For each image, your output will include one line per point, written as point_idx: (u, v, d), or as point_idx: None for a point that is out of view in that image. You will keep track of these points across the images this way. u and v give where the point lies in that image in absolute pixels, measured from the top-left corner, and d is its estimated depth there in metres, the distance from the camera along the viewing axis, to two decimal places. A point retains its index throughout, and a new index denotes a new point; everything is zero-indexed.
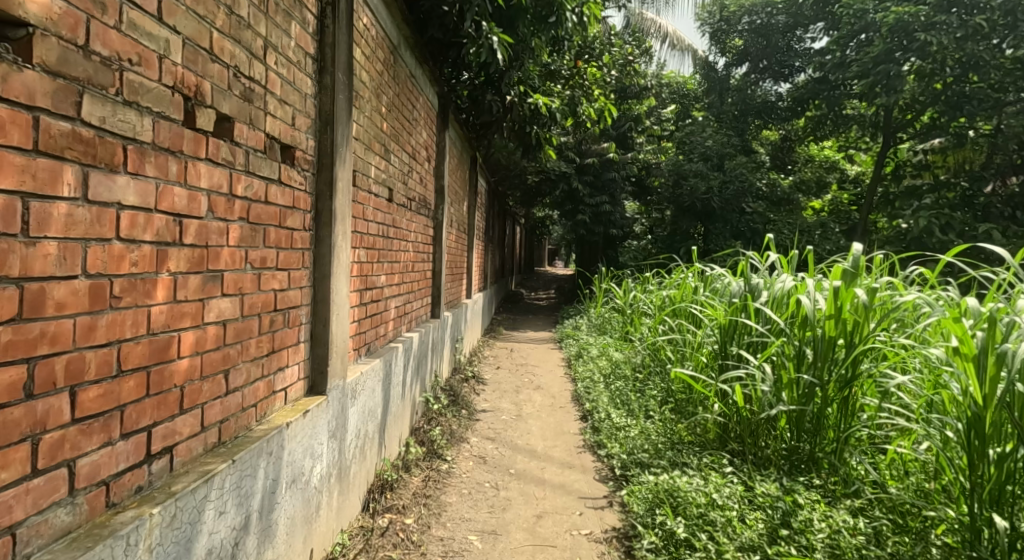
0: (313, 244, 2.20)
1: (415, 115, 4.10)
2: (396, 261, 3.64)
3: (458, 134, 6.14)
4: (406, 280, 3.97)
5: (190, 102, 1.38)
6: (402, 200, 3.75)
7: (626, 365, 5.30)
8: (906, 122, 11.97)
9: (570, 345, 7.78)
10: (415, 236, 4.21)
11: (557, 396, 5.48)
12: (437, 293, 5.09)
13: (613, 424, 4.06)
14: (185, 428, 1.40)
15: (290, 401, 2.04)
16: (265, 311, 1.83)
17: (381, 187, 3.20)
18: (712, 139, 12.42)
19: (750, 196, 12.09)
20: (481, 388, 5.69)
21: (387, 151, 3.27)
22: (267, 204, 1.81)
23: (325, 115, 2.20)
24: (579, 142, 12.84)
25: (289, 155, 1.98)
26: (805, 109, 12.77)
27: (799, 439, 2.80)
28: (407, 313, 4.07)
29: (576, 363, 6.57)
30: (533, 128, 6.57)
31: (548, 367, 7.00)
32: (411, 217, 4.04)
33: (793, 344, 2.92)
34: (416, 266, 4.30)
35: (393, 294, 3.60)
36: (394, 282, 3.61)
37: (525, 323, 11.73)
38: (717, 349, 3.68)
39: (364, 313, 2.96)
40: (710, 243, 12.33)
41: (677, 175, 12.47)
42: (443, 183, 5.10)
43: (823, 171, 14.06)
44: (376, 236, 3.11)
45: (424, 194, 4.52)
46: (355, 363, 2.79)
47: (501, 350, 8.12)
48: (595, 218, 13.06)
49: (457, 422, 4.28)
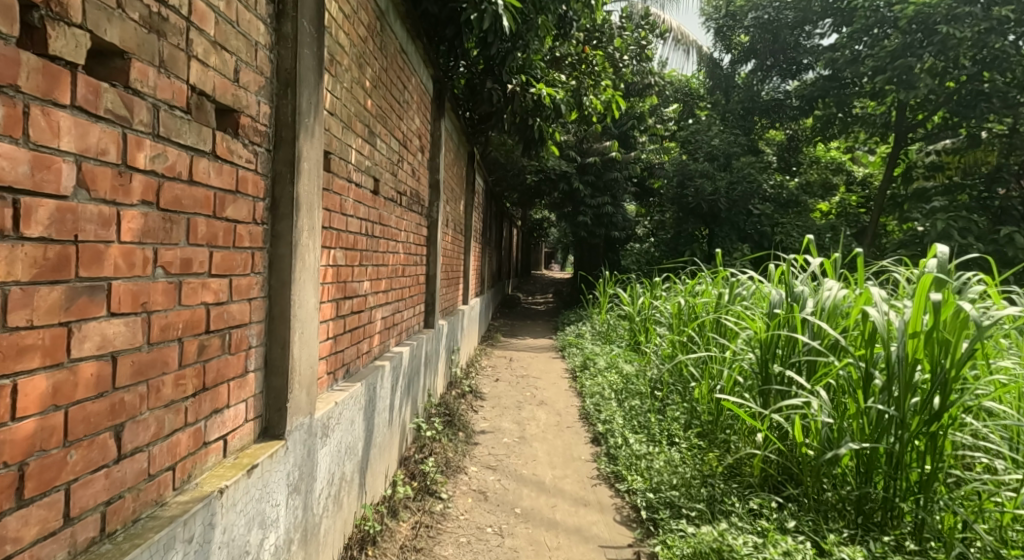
0: (268, 242, 1.69)
1: (407, 97, 3.61)
2: (383, 264, 3.13)
3: (455, 125, 5.65)
4: (396, 286, 3.47)
5: (38, 12, 0.90)
6: (391, 194, 3.25)
7: (641, 381, 4.82)
8: (918, 122, 11.59)
9: (574, 355, 7.29)
10: (406, 236, 3.70)
11: (563, 415, 4.98)
12: (431, 300, 4.58)
13: (633, 452, 3.57)
14: (30, 528, 0.90)
15: (232, 453, 1.52)
16: (191, 334, 1.33)
17: (364, 177, 2.69)
18: (718, 138, 11.98)
19: (758, 197, 11.65)
20: (479, 405, 5.18)
21: (371, 133, 2.77)
22: (193, 185, 1.29)
23: (284, 74, 1.70)
24: (581, 141, 12.38)
25: (230, 122, 1.47)
26: (813, 108, 12.37)
27: (872, 486, 2.32)
28: (398, 324, 3.57)
29: (582, 376, 6.08)
30: (537, 120, 6.11)
31: (550, 380, 6.49)
32: (401, 215, 3.55)
33: (860, 367, 2.43)
34: (407, 269, 3.79)
35: (380, 302, 3.10)
36: (381, 288, 3.10)
37: (524, 329, 11.23)
38: (755, 368, 3.21)
39: (342, 327, 2.45)
40: (715, 246, 11.90)
41: (682, 176, 12.03)
42: (439, 177, 4.61)
43: (830, 173, 13.65)
44: (357, 234, 2.60)
45: (418, 189, 4.03)
46: (329, 391, 2.28)
47: (500, 360, 7.60)
48: (596, 220, 12.59)
49: (453, 448, 3.77)
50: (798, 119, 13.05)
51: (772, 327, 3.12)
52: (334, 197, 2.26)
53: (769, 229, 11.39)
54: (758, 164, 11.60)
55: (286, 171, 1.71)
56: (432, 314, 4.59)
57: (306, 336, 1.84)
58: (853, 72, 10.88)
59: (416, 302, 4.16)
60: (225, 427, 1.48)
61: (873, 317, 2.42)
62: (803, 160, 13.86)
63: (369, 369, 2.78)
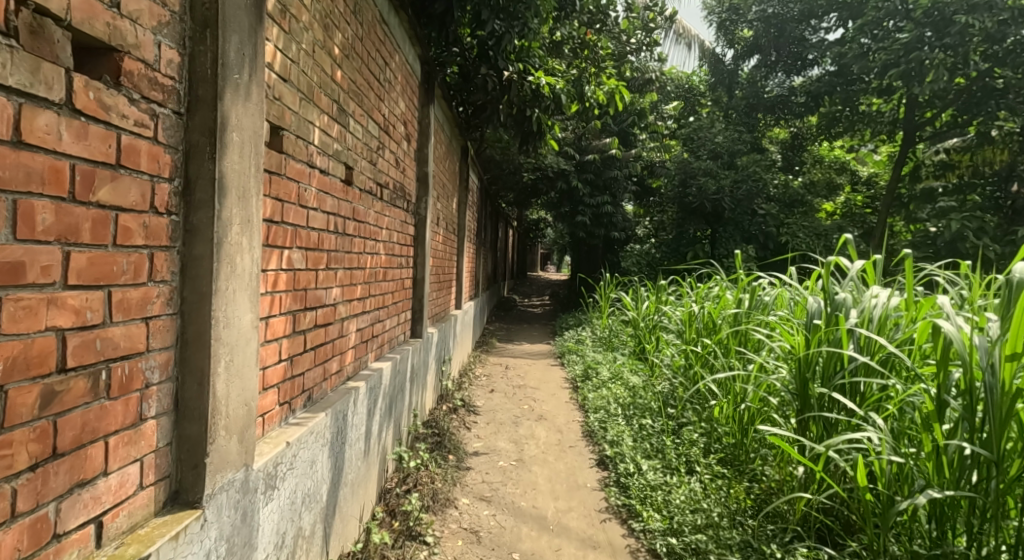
0: (178, 240, 1.24)
1: (389, 76, 3.17)
2: (359, 267, 2.68)
3: (445, 115, 5.21)
4: (376, 292, 3.03)
5: None
6: (368, 185, 2.80)
7: (650, 396, 4.39)
8: (926, 119, 11.25)
9: (575, 363, 6.85)
10: (388, 234, 3.26)
11: (564, 433, 4.54)
12: (418, 306, 4.12)
13: (648, 482, 3.14)
14: None
15: (114, 541, 1.07)
16: (27, 378, 0.89)
17: (332, 161, 2.24)
18: (722, 135, 11.57)
19: (762, 196, 11.25)
20: (473, 421, 4.72)
21: (341, 110, 2.33)
22: (20, 150, 0.86)
23: (200, 9, 1.24)
24: (579, 138, 11.97)
25: (110, 66, 1.04)
26: (819, 105, 12.01)
27: (955, 543, 1.89)
28: (378, 334, 3.12)
29: (584, 387, 5.65)
30: (535, 111, 5.70)
31: (550, 391, 6.05)
32: (382, 212, 3.11)
33: (933, 393, 1.99)
34: (390, 272, 3.35)
35: (354, 313, 2.65)
36: (356, 296, 2.65)
37: (520, 333, 10.78)
38: (793, 388, 2.78)
39: (301, 344, 1.99)
40: (718, 247, 11.50)
41: (684, 174, 11.63)
42: (428, 171, 4.16)
43: (831, 172, 13.14)
44: (321, 232, 2.15)
45: (402, 182, 3.58)
46: (281, 426, 1.82)
47: (495, 369, 7.15)
48: (595, 220, 12.16)
49: (443, 476, 3.32)
50: (802, 116, 12.67)
51: (812, 341, 2.69)
52: (284, 182, 1.81)
53: (775, 230, 10.99)
54: (762, 162, 11.22)
55: (205, 142, 1.26)
56: (421, 321, 4.15)
57: (240, 363, 1.39)
58: (861, 67, 10.53)
59: (402, 309, 3.71)
60: (100, 505, 1.03)
61: (949, 332, 1.98)
62: (807, 159, 13.49)
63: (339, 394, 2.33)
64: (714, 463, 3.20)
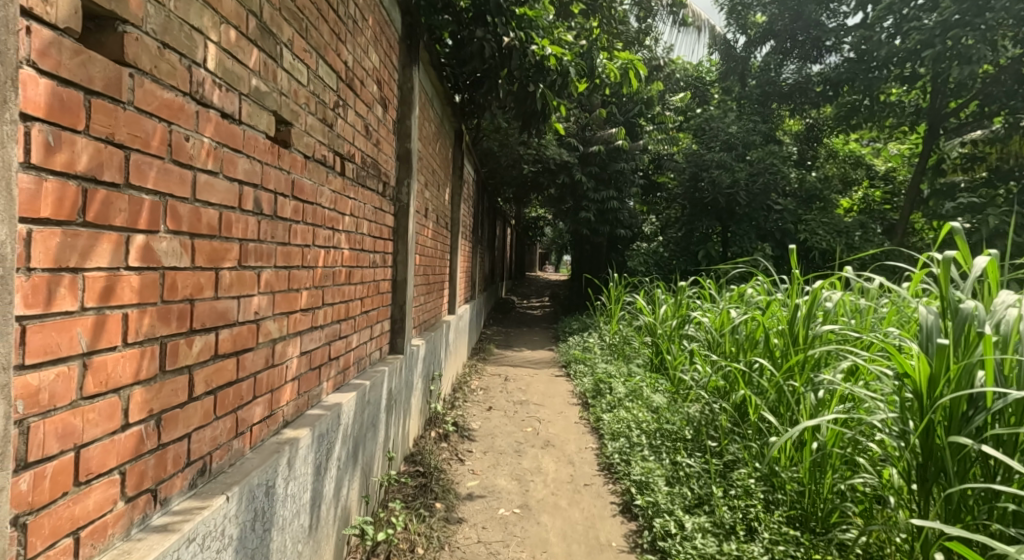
0: None
1: (357, 13, 2.42)
2: (303, 266, 1.92)
3: (433, 89, 4.47)
4: (335, 299, 2.28)
5: None
6: (319, 153, 2.04)
7: (679, 421, 3.67)
8: (952, 110, 10.64)
9: (583, 377, 6.13)
10: (355, 222, 2.51)
11: (577, 466, 3.79)
12: (397, 313, 3.34)
13: (696, 549, 2.42)
14: None
15: None
16: None
17: (243, 104, 1.46)
18: (736, 124, 10.83)
19: (778, 191, 10.62)
20: (468, 452, 3.96)
21: (266, 32, 1.57)
22: None
23: None
24: (582, 128, 11.25)
25: None
26: (837, 94, 11.31)
27: None
28: (339, 354, 2.37)
29: (596, 406, 4.93)
30: (538, 87, 5.09)
31: (555, 408, 5.32)
32: (344, 193, 2.35)
33: None
34: (358, 271, 2.59)
35: (297, 330, 1.90)
36: (299, 307, 1.90)
37: (520, 338, 10.05)
38: (908, 433, 2.05)
39: (184, 391, 1.23)
40: (731, 246, 10.78)
41: (694, 167, 10.89)
42: (412, 148, 3.40)
43: (850, 168, 12.64)
44: (223, 210, 1.38)
45: (375, 159, 2.82)
46: (127, 542, 1.06)
47: (493, 383, 6.40)
48: (599, 217, 11.42)
49: (426, 538, 2.58)
50: (819, 106, 11.95)
51: (937, 370, 1.93)
52: (132, 118, 1.04)
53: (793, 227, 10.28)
54: (779, 154, 10.52)
55: None
56: (405, 333, 3.40)
57: None
58: (887, 51, 9.84)
59: (376, 319, 2.96)
60: None
61: None
62: (822, 152, 12.76)
63: (264, 453, 1.57)
64: (780, 523, 2.48)
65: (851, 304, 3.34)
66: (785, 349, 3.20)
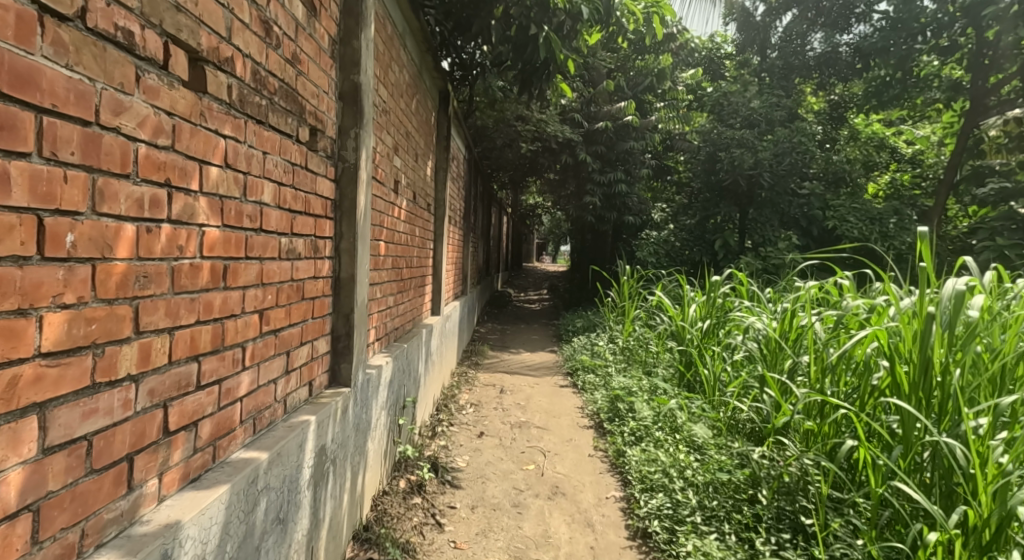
0: None
1: None
2: (33, 258, 0.85)
3: (405, 24, 3.41)
4: (180, 319, 1.22)
5: None
6: (100, 14, 0.95)
7: (742, 475, 2.70)
8: (995, 85, 9.45)
9: (595, 390, 5.15)
10: (236, 183, 1.45)
11: (599, 533, 2.77)
12: (335, 327, 2.29)
13: None
14: None
15: None
16: None
17: None
18: (758, 99, 9.81)
19: (802, 174, 9.65)
20: (450, 510, 2.92)
21: None
22: None
23: None
24: (587, 103, 10.20)
25: None
26: (867, 67, 10.28)
27: None
28: (200, 417, 1.31)
29: (617, 435, 3.94)
30: (542, 29, 4.11)
31: (564, 434, 4.31)
32: (196, 122, 1.26)
33: None
34: (247, 267, 1.53)
35: (28, 402, 0.84)
36: (29, 352, 0.85)
37: (518, 336, 9.02)
38: None
39: None
40: (752, 234, 9.74)
41: (711, 146, 9.91)
42: (365, 83, 2.33)
43: (874, 151, 11.35)
44: None
45: (287, 83, 1.75)
46: None
47: (486, 398, 5.35)
48: (606, 202, 10.33)
49: None
50: (848, 81, 10.89)
51: None
52: None
53: (821, 213, 9.31)
54: (806, 132, 9.50)
55: None
56: (358, 355, 2.37)
57: None
58: None
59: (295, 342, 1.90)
60: None
61: None
62: (845, 133, 11.70)
63: None
64: None
65: (995, 315, 2.36)
66: (912, 385, 2.21)
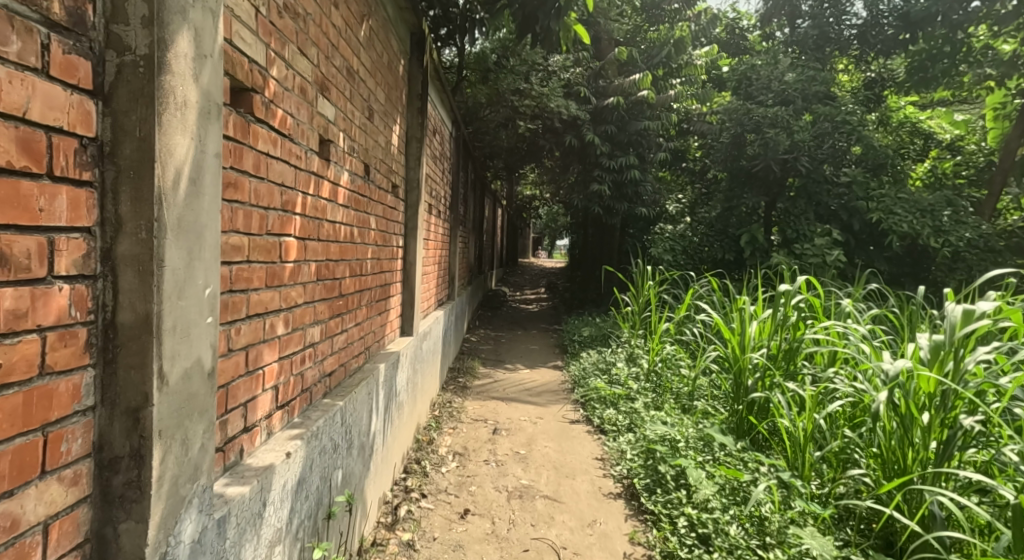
0: None
1: None
2: None
3: None
4: None
5: None
6: None
7: None
8: None
9: (620, 435, 3.90)
10: None
11: None
12: (105, 440, 0.97)
13: None
14: None
15: None
16: None
17: None
18: (792, 72, 8.61)
19: (840, 160, 8.42)
20: None
21: None
22: None
23: None
24: (595, 77, 8.96)
25: None
26: (914, 37, 9.00)
27: None
28: None
29: (668, 526, 2.70)
30: None
31: (583, 512, 3.03)
32: None
33: None
34: None
35: None
36: None
37: (515, 347, 7.72)
38: None
39: None
40: (784, 228, 8.44)
41: (737, 126, 8.61)
42: None
43: (905, 138, 10.05)
44: None
45: None
46: None
47: (474, 442, 4.05)
48: (615, 190, 9.01)
49: None
50: (888, 56, 9.71)
51: None
52: None
53: (863, 202, 8.06)
54: (847, 111, 8.29)
55: None
56: (177, 492, 1.07)
57: None
58: None
59: None
60: None
61: None
62: (878, 116, 10.48)
63: None
64: None
65: None
66: None
